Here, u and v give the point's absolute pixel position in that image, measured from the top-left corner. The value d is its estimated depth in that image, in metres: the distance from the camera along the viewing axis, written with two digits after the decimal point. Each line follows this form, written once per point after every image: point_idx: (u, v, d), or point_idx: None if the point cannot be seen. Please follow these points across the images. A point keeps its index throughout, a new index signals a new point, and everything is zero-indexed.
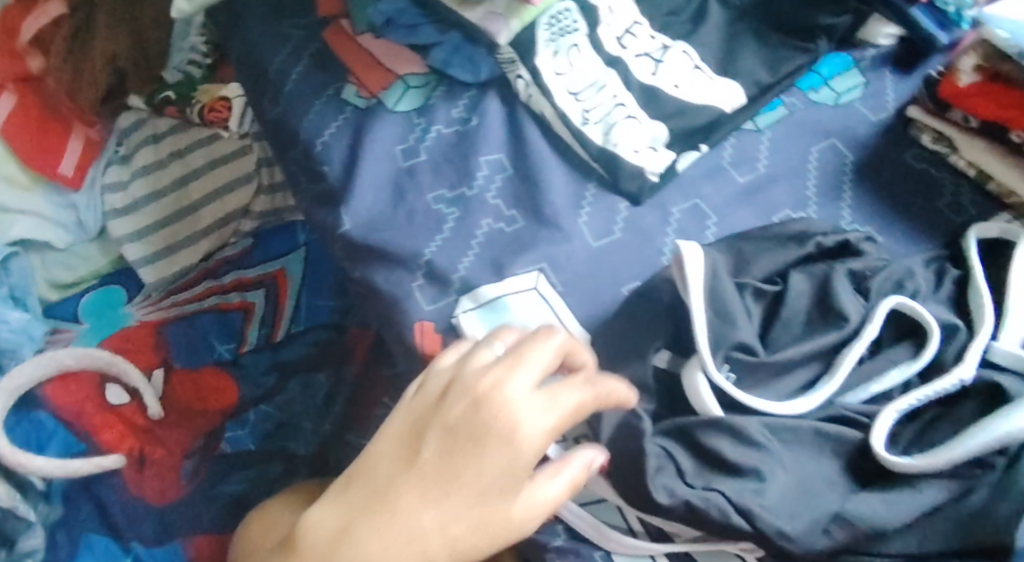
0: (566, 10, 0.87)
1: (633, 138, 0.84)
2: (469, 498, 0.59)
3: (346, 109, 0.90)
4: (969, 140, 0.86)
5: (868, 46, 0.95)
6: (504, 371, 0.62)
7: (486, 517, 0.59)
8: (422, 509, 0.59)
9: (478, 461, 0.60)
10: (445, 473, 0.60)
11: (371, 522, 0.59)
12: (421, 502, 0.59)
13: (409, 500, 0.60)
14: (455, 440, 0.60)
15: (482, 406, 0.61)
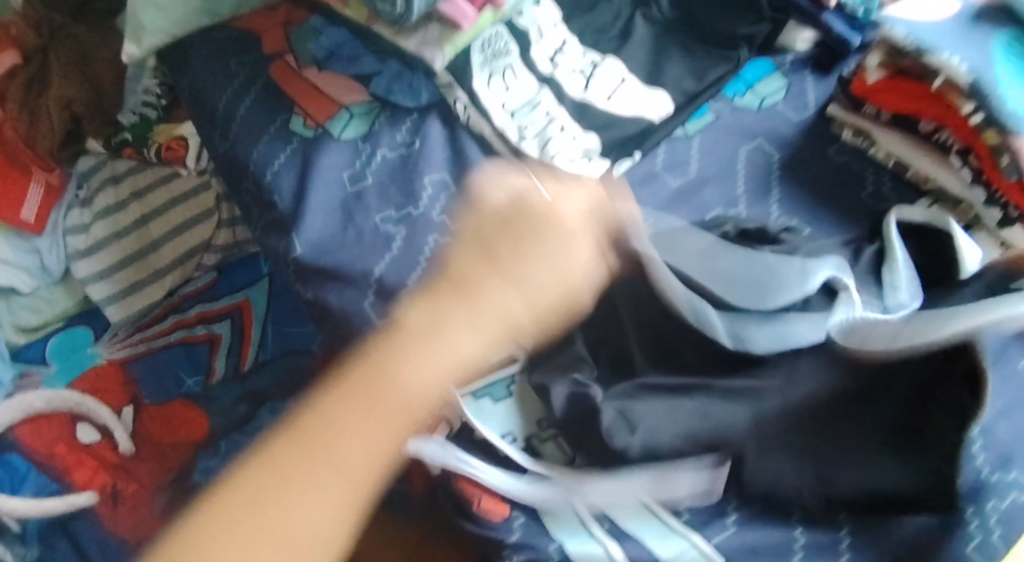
0: (497, 34, 0.93)
1: (568, 150, 0.88)
2: (535, 291, 0.63)
3: (293, 140, 0.94)
4: (885, 132, 0.91)
5: (787, 52, 1.01)
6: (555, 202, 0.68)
7: (545, 291, 0.63)
8: (501, 294, 0.63)
9: (540, 253, 0.64)
10: (506, 259, 0.63)
11: (452, 312, 0.62)
12: (498, 291, 0.63)
13: (487, 291, 0.63)
14: (513, 239, 0.64)
15: (518, 243, 0.64)
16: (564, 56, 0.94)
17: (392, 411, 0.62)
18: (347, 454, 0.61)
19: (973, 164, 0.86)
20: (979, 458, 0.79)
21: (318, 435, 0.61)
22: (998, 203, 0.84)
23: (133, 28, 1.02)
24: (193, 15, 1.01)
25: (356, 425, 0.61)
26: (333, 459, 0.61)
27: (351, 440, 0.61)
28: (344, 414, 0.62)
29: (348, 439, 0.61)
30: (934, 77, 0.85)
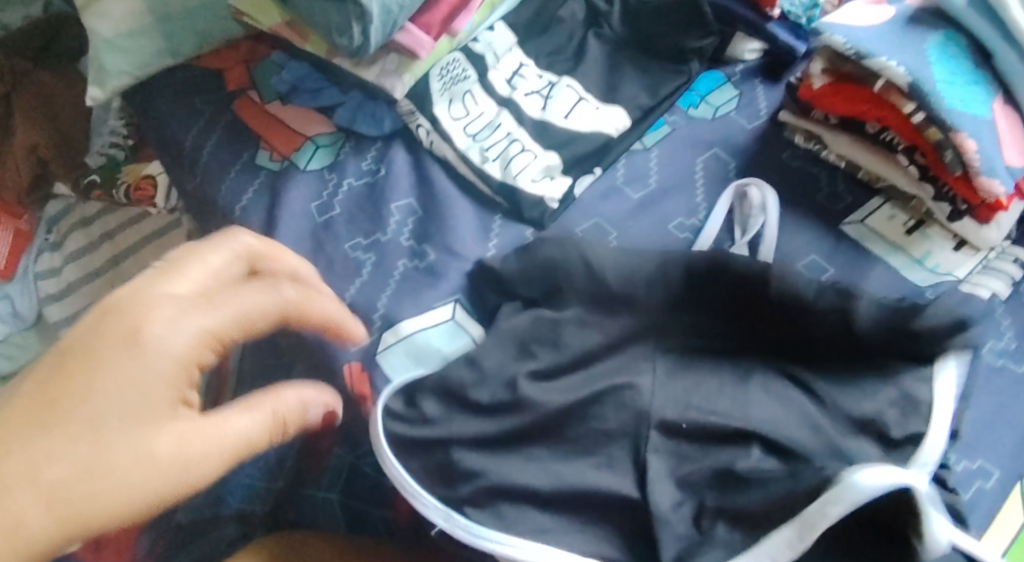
0: (454, 61, 0.96)
1: (528, 168, 0.90)
2: (146, 394, 0.64)
3: (262, 174, 0.96)
4: (834, 137, 0.94)
5: (736, 63, 1.04)
6: (158, 272, 0.68)
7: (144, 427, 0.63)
8: (101, 388, 0.63)
9: (130, 361, 0.64)
10: (48, 401, 0.63)
11: (50, 426, 0.63)
12: (103, 382, 0.63)
13: (100, 379, 0.63)
14: (89, 356, 0.64)
15: (109, 331, 0.65)
16: (520, 77, 0.96)
17: (73, 460, 0.62)
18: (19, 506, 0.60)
19: (919, 161, 0.90)
20: (958, 465, 0.80)
21: None
22: (946, 198, 0.89)
23: (96, 71, 1.01)
24: (156, 57, 1.02)
25: (8, 457, 0.61)
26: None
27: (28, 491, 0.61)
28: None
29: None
30: (874, 80, 0.88)
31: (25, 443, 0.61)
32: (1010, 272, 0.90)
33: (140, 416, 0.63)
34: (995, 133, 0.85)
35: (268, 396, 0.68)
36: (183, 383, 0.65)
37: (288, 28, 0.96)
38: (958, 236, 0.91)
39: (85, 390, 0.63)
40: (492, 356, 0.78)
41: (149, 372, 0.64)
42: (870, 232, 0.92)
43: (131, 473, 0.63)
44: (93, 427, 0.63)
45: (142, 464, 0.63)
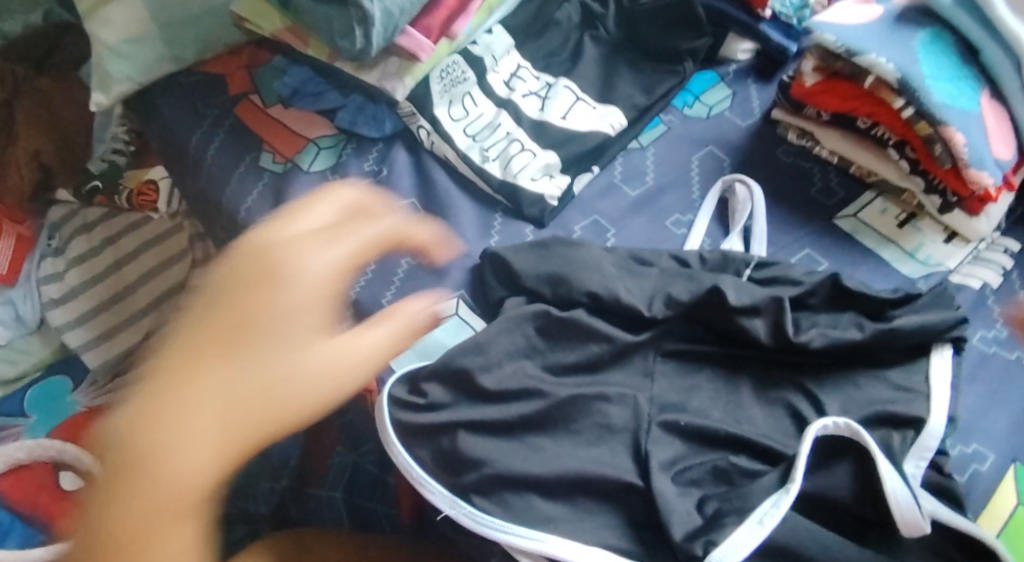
0: (454, 64, 0.97)
1: (528, 168, 0.92)
2: (314, 314, 0.68)
3: (265, 176, 0.97)
4: (826, 133, 0.96)
5: (729, 63, 1.06)
6: (275, 225, 0.74)
7: (318, 334, 0.67)
8: (276, 306, 0.67)
9: (284, 291, 0.67)
10: (229, 333, 0.65)
11: (208, 372, 0.64)
12: (269, 308, 0.66)
13: (251, 305, 0.66)
14: (236, 294, 0.67)
15: (247, 273, 0.68)
16: (519, 80, 0.98)
17: (229, 394, 0.64)
18: (195, 429, 0.63)
19: (909, 156, 0.92)
20: (954, 450, 0.82)
21: (138, 462, 0.61)
22: (936, 190, 0.91)
23: (100, 77, 1.03)
24: (159, 63, 1.04)
25: (183, 385, 0.64)
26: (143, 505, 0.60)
27: (206, 413, 0.64)
28: (168, 373, 0.64)
29: (186, 460, 0.62)
30: (864, 76, 0.91)
31: (202, 372, 0.64)
32: (1000, 261, 0.93)
33: (301, 333, 0.67)
34: (983, 127, 0.88)
35: (398, 312, 0.71)
36: (327, 308, 0.69)
37: (289, 33, 0.98)
38: (948, 229, 0.93)
39: (241, 309, 0.66)
40: (498, 345, 0.80)
41: (296, 299, 0.67)
42: (863, 225, 0.94)
43: (287, 382, 0.65)
44: (260, 353, 0.65)
45: (294, 374, 0.65)
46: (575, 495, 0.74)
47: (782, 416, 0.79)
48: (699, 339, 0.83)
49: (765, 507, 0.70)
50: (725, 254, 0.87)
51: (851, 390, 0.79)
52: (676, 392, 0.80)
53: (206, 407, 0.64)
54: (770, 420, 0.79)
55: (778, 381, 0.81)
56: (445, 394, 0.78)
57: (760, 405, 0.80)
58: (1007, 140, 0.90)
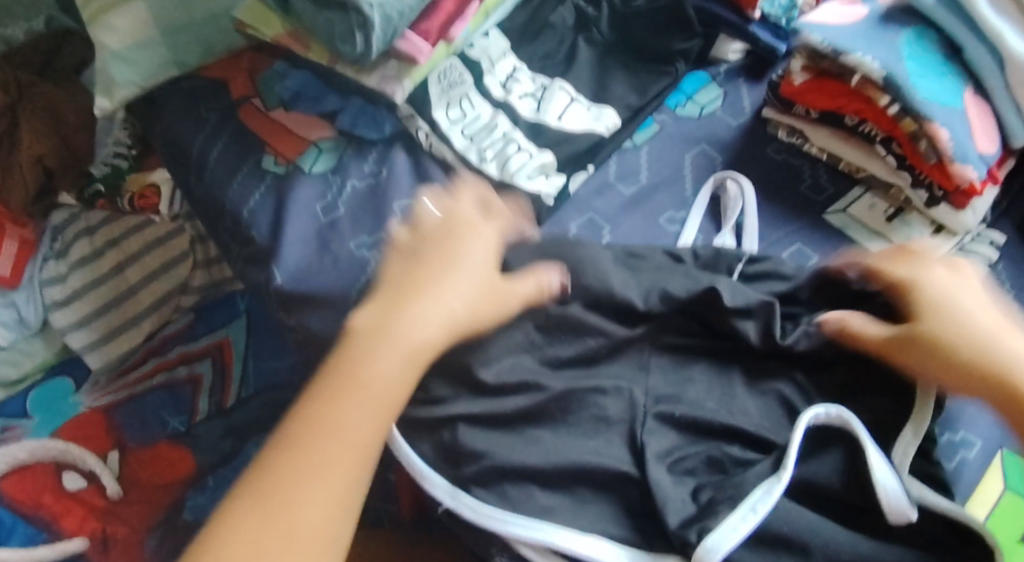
0: (451, 67, 1.00)
1: (525, 167, 0.94)
2: (467, 286, 0.80)
3: (267, 178, 0.99)
4: (815, 130, 0.99)
5: (720, 63, 1.08)
6: (453, 201, 0.89)
7: (467, 308, 0.80)
8: (439, 296, 0.79)
9: (448, 276, 0.80)
10: (415, 285, 0.80)
11: (413, 301, 0.78)
12: (437, 287, 0.80)
13: (437, 282, 0.80)
14: (437, 260, 0.82)
15: (445, 243, 0.83)
16: (515, 81, 1.01)
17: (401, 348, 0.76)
18: (383, 369, 0.75)
19: (896, 151, 0.94)
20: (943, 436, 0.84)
21: (314, 413, 0.73)
22: (923, 184, 0.94)
23: (104, 83, 1.05)
24: (162, 67, 1.06)
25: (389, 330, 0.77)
26: (315, 491, 0.70)
27: (391, 357, 0.76)
28: (396, 292, 0.80)
29: (316, 474, 0.71)
30: (851, 75, 0.93)
31: (400, 314, 0.78)
32: (986, 254, 0.95)
33: (466, 310, 0.79)
34: (967, 123, 0.90)
35: (511, 293, 0.82)
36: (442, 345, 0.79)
37: (289, 37, 1.00)
38: (935, 222, 0.95)
39: (427, 292, 0.79)
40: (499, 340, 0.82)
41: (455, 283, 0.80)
42: (852, 220, 0.96)
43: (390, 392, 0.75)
44: (439, 296, 0.79)
45: (396, 388, 0.75)
46: (573, 486, 0.77)
47: (775, 407, 0.81)
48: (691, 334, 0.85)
49: (757, 494, 0.72)
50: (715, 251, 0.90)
51: (842, 380, 0.82)
52: (671, 385, 0.82)
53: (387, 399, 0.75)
54: (763, 411, 0.81)
55: (771, 373, 0.83)
56: (445, 390, 0.81)
57: (754, 396, 0.82)
58: (991, 135, 0.92)
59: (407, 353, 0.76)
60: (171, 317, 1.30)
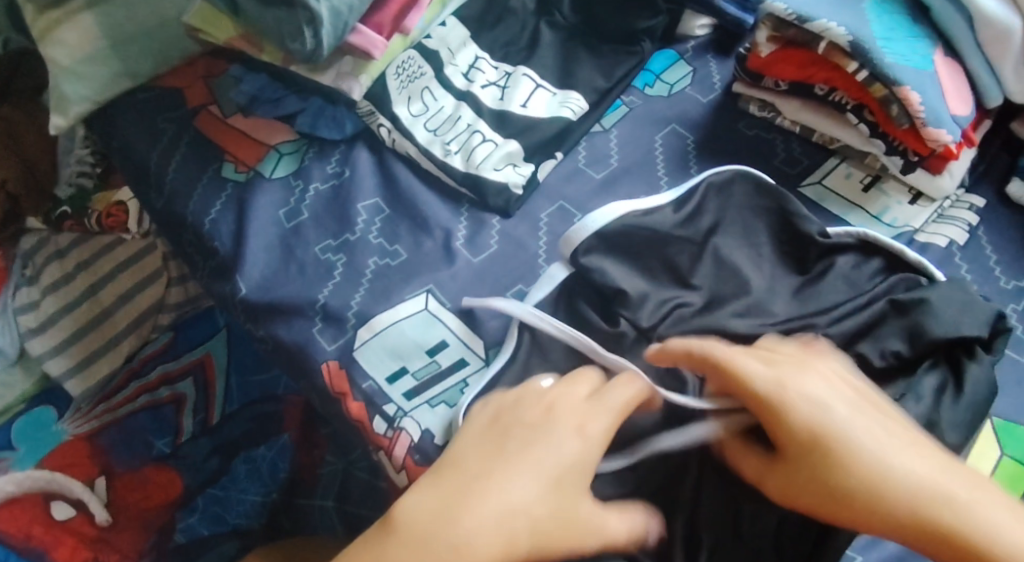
0: (409, 59, 0.97)
1: (492, 158, 0.91)
2: (533, 466, 0.65)
3: (227, 186, 0.95)
4: (787, 103, 0.94)
5: (688, 40, 1.05)
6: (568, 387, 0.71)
7: (542, 452, 0.66)
8: (508, 467, 0.65)
9: (550, 444, 0.66)
10: (520, 441, 0.67)
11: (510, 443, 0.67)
12: (507, 470, 0.65)
13: (501, 473, 0.65)
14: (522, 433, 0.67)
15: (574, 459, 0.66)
16: (477, 71, 0.97)
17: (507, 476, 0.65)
18: (501, 479, 0.64)
19: (868, 119, 0.89)
20: None
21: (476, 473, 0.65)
22: (897, 151, 0.88)
23: (57, 99, 1.02)
24: (114, 79, 1.02)
25: (544, 450, 0.66)
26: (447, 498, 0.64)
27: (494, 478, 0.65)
28: (513, 432, 0.68)
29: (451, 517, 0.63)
30: (818, 42, 0.88)
31: (502, 471, 0.65)
32: (966, 218, 0.88)
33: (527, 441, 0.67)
34: (938, 85, 0.85)
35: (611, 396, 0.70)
36: (573, 475, 0.66)
37: (242, 40, 0.97)
38: (913, 189, 0.90)
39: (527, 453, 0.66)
40: (489, 335, 0.82)
41: (558, 449, 0.66)
42: (828, 192, 0.90)
43: (568, 453, 0.66)
44: (523, 452, 0.66)
45: (518, 473, 0.65)
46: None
47: None
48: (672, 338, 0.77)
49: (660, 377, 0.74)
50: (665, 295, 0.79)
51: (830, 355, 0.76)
52: None
53: (553, 472, 0.65)
54: None
55: None
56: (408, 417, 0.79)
57: None
58: (963, 95, 0.87)
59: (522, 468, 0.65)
60: (150, 336, 1.26)
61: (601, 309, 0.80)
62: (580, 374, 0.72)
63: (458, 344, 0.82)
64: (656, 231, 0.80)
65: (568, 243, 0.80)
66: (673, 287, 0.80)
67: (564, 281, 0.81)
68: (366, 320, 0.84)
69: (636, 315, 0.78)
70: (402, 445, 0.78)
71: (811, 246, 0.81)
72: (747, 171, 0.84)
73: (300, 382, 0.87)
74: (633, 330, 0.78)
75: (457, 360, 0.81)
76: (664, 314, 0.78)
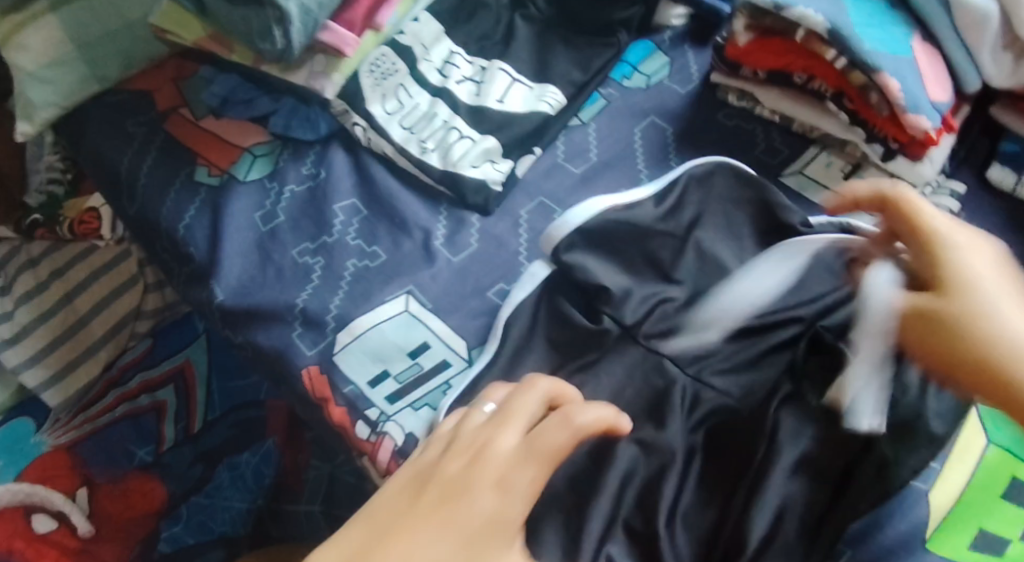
0: (382, 56, 0.95)
1: (470, 156, 0.89)
2: (451, 531, 0.55)
3: (200, 190, 0.93)
4: (765, 92, 0.93)
5: (664, 30, 1.04)
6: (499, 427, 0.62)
7: (461, 511, 0.56)
8: (422, 528, 0.55)
9: (472, 500, 0.57)
10: (441, 494, 0.57)
11: (426, 497, 0.57)
12: (421, 529, 0.55)
13: (413, 532, 0.55)
14: (443, 485, 0.57)
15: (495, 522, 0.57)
16: (453, 67, 0.96)
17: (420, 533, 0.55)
18: (411, 540, 0.54)
19: (847, 106, 0.88)
20: None
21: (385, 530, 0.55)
22: (877, 138, 0.88)
23: (23, 105, 0.99)
24: (81, 83, 1.00)
25: (465, 505, 0.56)
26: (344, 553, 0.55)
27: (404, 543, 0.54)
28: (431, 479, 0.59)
29: None
30: (795, 30, 0.87)
31: (413, 529, 0.55)
32: (948, 205, 0.87)
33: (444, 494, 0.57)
34: (916, 71, 0.84)
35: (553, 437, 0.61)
36: (495, 539, 0.56)
37: (211, 40, 0.95)
38: (893, 177, 0.89)
39: (445, 512, 0.56)
40: (472, 336, 0.81)
41: (480, 509, 0.56)
42: (809, 181, 0.90)
43: (491, 512, 0.57)
44: (439, 513, 0.56)
45: (432, 530, 0.55)
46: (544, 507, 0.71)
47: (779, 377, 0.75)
48: (655, 332, 0.77)
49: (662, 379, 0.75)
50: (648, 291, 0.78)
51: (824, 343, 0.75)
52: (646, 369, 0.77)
53: (467, 529, 0.56)
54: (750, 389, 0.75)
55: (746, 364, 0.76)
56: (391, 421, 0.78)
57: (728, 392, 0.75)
58: (941, 81, 0.86)
59: (439, 526, 0.55)
60: (128, 345, 1.24)
61: (584, 305, 0.79)
62: (516, 404, 0.63)
63: (440, 346, 0.81)
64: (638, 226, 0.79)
65: (548, 241, 0.79)
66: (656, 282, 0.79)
67: (546, 279, 0.80)
68: (347, 323, 0.82)
69: (619, 312, 0.77)
70: (385, 451, 0.77)
71: (793, 237, 0.80)
72: (728, 162, 0.83)
73: (281, 389, 0.85)
74: (617, 328, 0.77)
75: (440, 362, 0.80)
76: (648, 310, 0.77)
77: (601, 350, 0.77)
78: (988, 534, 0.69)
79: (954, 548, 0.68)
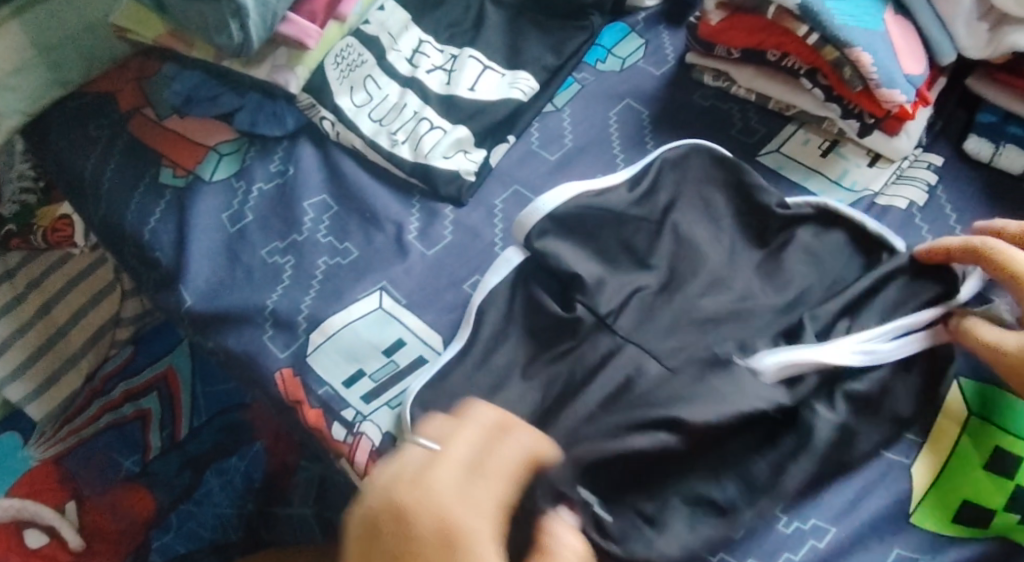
0: (348, 47, 0.93)
1: (440, 146, 0.87)
2: None
3: (166, 192, 0.91)
4: (741, 71, 0.91)
5: (637, 12, 1.01)
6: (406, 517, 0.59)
7: None
8: None
9: None
10: None
11: None
12: None
13: None
14: None
15: None
16: (422, 55, 0.93)
17: None
18: None
19: (822, 83, 0.86)
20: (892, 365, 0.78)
21: None
22: (853, 114, 0.85)
23: None
24: (42, 89, 0.98)
25: None
26: None
27: None
28: None
29: None
30: (767, 6, 0.85)
31: None
32: (925, 178, 0.86)
33: None
34: (890, 43, 0.82)
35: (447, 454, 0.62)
36: None
37: (171, 37, 0.93)
38: (872, 152, 0.87)
39: None
40: (448, 330, 0.79)
41: None
42: (787, 159, 0.88)
43: None
44: None
45: None
46: None
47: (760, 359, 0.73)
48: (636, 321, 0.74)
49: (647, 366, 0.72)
50: (626, 278, 0.76)
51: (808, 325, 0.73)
52: None
53: None
54: None
55: None
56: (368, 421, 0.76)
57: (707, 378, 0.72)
58: (917, 54, 0.84)
59: None
60: (110, 353, 1.21)
61: (562, 293, 0.76)
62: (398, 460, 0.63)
63: (416, 342, 0.79)
64: (613, 210, 0.78)
65: (520, 228, 0.77)
66: (632, 268, 0.77)
67: (520, 264, 0.78)
68: (320, 322, 0.80)
69: (594, 300, 0.74)
70: (362, 451, 0.75)
71: (772, 216, 0.78)
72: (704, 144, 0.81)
73: (255, 392, 0.83)
74: (592, 316, 0.74)
75: (415, 358, 0.78)
76: (626, 297, 0.75)
77: (575, 339, 0.74)
78: (973, 507, 0.68)
79: (934, 517, 0.68)
